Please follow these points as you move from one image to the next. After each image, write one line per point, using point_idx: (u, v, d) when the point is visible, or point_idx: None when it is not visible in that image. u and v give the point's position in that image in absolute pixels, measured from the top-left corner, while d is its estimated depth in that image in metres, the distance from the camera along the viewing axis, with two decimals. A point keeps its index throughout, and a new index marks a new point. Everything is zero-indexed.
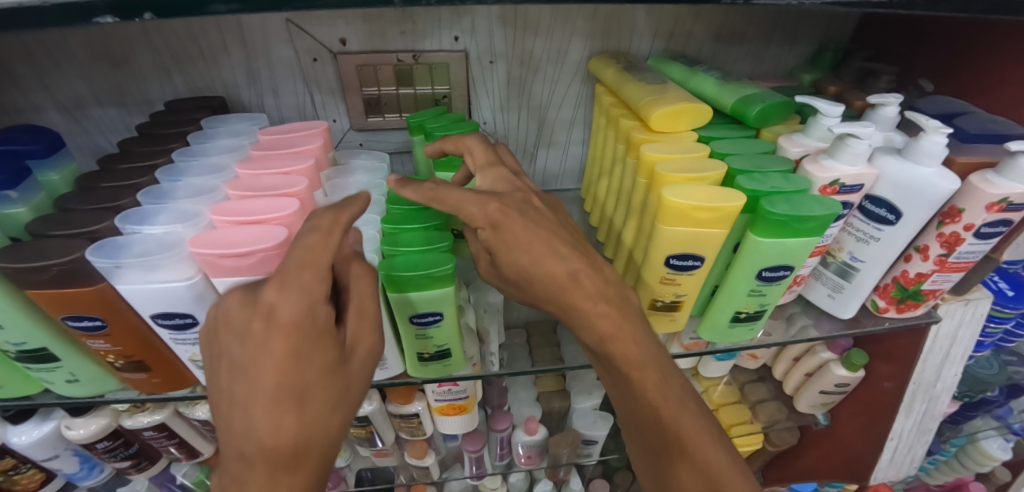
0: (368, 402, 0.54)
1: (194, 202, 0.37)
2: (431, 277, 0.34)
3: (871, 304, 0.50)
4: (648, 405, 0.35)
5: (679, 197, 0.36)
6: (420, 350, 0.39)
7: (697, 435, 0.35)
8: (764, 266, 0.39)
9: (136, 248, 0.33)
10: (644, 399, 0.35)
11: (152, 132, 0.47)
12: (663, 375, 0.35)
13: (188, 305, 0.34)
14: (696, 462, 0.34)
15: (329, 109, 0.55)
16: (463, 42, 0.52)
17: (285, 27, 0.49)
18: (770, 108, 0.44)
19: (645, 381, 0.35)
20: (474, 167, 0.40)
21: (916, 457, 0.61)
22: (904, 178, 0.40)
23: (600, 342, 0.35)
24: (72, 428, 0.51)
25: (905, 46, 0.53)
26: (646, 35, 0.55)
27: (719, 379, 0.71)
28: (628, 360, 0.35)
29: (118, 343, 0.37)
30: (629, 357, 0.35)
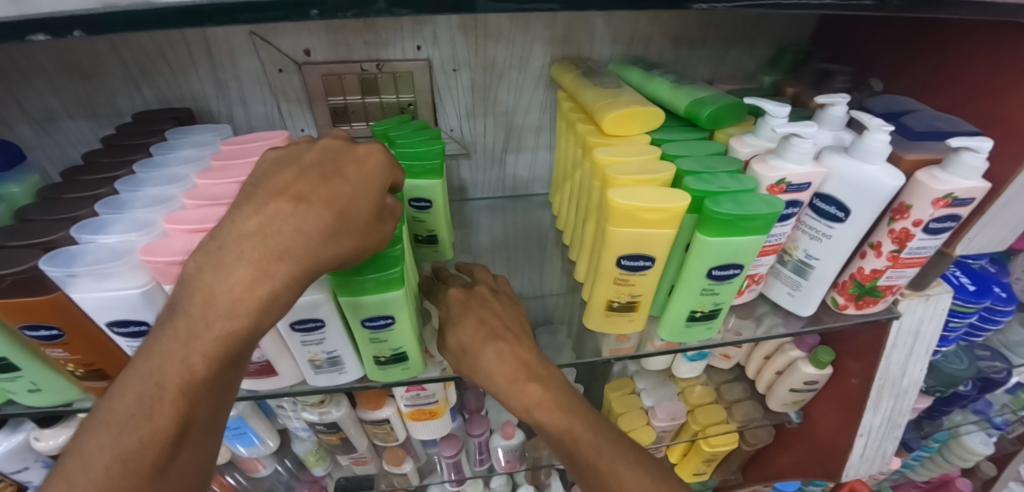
0: (337, 407, 0.55)
1: (150, 212, 0.38)
2: (380, 280, 0.34)
3: (832, 301, 0.51)
4: (580, 459, 0.37)
5: (624, 198, 0.37)
6: (376, 353, 0.39)
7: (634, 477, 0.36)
8: (713, 265, 0.39)
9: (89, 257, 0.34)
10: (575, 454, 0.37)
11: (119, 144, 0.47)
12: (580, 424, 0.38)
13: (141, 312, 0.35)
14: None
15: (297, 119, 0.56)
16: (426, 50, 0.53)
17: (250, 40, 0.50)
18: (721, 110, 0.45)
19: (567, 439, 0.37)
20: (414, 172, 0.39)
21: (887, 453, 0.61)
22: (850, 175, 0.40)
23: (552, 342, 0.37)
24: (41, 439, 0.50)
25: (860, 47, 0.54)
26: (607, 41, 0.56)
27: (695, 379, 0.72)
28: (547, 412, 0.38)
29: (76, 351, 0.37)
30: (550, 411, 0.38)
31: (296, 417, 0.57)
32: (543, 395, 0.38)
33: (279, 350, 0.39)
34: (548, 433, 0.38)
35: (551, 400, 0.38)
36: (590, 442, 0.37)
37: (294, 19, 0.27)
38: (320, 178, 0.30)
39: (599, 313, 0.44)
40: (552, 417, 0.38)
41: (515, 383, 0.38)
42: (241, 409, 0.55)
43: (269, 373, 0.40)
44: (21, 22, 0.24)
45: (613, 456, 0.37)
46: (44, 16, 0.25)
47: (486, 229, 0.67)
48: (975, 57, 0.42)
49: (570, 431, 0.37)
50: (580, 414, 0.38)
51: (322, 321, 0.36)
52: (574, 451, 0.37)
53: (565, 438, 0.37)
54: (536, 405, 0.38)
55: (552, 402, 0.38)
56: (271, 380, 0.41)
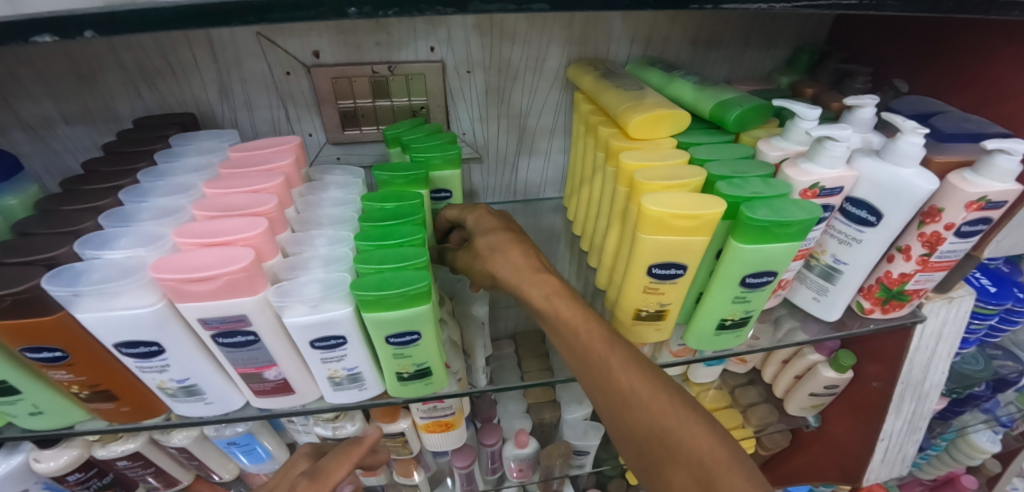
0: (352, 422, 0.52)
1: (158, 225, 0.36)
2: (407, 296, 0.32)
3: (857, 305, 0.50)
4: (614, 386, 0.35)
5: (658, 205, 0.35)
6: (399, 369, 0.37)
7: (674, 415, 0.34)
8: (747, 273, 0.38)
9: (95, 274, 0.32)
10: (609, 381, 0.35)
11: (120, 151, 0.45)
12: (621, 353, 0.36)
13: (154, 332, 0.33)
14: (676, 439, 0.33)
15: (304, 123, 0.54)
16: (440, 52, 0.51)
17: (256, 41, 0.48)
18: (748, 112, 0.44)
19: (604, 367, 0.35)
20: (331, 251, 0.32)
21: (907, 456, 0.61)
22: (884, 179, 0.39)
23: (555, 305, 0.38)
24: (42, 461, 0.48)
25: (879, 48, 0.53)
26: (624, 41, 0.54)
27: (710, 385, 0.70)
28: (593, 339, 0.37)
29: (81, 373, 0.35)
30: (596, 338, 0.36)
31: (307, 432, 0.54)
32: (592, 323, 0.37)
33: (297, 367, 0.37)
34: (583, 361, 0.37)
35: (599, 327, 0.37)
36: (632, 373, 0.35)
37: (330, 18, 0.25)
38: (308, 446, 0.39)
39: (625, 321, 0.43)
40: (598, 343, 0.36)
41: (563, 309, 0.38)
42: (251, 425, 0.53)
43: (286, 391, 0.39)
44: (27, 22, 0.22)
45: (653, 391, 0.34)
46: (51, 15, 0.23)
47: None
48: (1000, 58, 0.42)
49: (612, 358, 0.36)
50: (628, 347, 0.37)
51: (343, 338, 0.34)
52: (611, 381, 0.35)
53: (602, 366, 0.36)
54: (582, 327, 0.37)
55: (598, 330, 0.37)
56: (287, 398, 0.39)
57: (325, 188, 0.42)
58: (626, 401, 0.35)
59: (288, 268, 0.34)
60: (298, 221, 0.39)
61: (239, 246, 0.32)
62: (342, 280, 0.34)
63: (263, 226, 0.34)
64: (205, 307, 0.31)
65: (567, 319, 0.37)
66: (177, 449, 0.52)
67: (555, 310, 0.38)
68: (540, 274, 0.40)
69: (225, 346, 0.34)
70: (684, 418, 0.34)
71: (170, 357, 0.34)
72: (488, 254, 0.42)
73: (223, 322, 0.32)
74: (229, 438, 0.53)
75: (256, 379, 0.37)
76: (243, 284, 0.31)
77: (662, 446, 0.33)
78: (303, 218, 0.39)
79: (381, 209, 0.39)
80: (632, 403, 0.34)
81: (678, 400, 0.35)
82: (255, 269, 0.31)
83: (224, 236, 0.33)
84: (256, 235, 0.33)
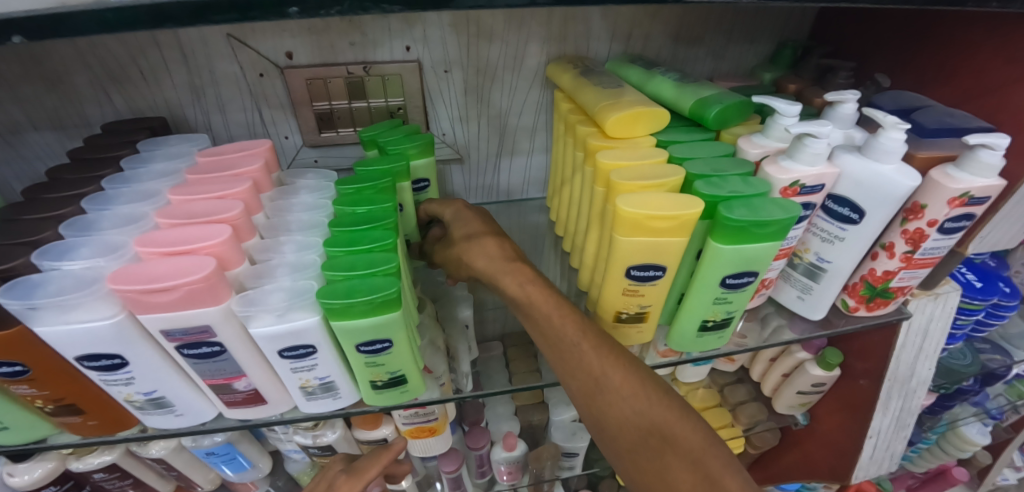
0: (332, 430, 0.51)
1: (121, 233, 0.35)
2: (375, 303, 0.31)
3: (842, 303, 0.49)
4: (587, 370, 0.35)
5: (634, 206, 0.35)
6: (373, 377, 0.36)
7: (659, 406, 0.34)
8: (726, 273, 0.38)
9: (52, 287, 0.31)
10: (582, 366, 0.35)
11: (87, 157, 0.44)
12: (602, 346, 0.36)
13: (115, 344, 0.32)
14: (652, 422, 0.33)
15: (280, 126, 0.53)
16: (416, 51, 0.50)
17: (227, 43, 0.47)
18: (728, 109, 0.43)
19: (589, 362, 0.35)
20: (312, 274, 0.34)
21: (896, 453, 0.61)
22: (865, 176, 0.39)
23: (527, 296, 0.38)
24: (15, 475, 0.47)
25: (862, 42, 0.52)
26: (604, 38, 0.53)
27: (698, 383, 0.70)
28: (571, 330, 0.36)
29: (44, 387, 0.34)
30: (578, 331, 0.36)
31: (288, 440, 0.53)
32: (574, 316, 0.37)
33: (268, 378, 0.36)
34: (562, 355, 0.36)
35: (572, 313, 0.37)
36: (615, 366, 0.35)
37: (272, 19, 0.24)
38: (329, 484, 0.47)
39: (606, 324, 0.42)
40: (581, 335, 0.36)
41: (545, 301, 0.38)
42: (229, 434, 0.53)
43: (257, 402, 0.38)
44: None
45: (635, 384, 0.34)
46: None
47: None
48: (981, 50, 0.41)
49: (595, 352, 0.35)
50: (609, 341, 0.37)
51: (313, 347, 0.33)
52: (594, 376, 0.35)
53: (574, 351, 0.36)
54: (555, 314, 0.37)
55: (580, 321, 0.37)
56: (259, 409, 0.38)
57: (296, 193, 0.41)
58: (610, 397, 0.34)
59: (253, 276, 0.33)
60: (266, 227, 0.38)
61: (201, 255, 0.31)
62: (309, 287, 0.33)
63: (226, 234, 0.33)
64: (166, 318, 0.30)
65: (547, 313, 0.37)
66: (155, 460, 0.51)
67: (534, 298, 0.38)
68: (515, 276, 0.39)
69: (190, 357, 0.33)
70: (668, 409, 0.34)
71: (134, 369, 0.33)
72: (468, 252, 0.42)
73: (186, 334, 0.31)
74: (207, 449, 0.52)
75: (225, 390, 0.36)
76: (206, 294, 0.30)
77: (637, 430, 0.33)
78: (271, 224, 0.38)
79: (353, 214, 0.38)
80: (617, 397, 0.34)
81: (650, 383, 0.35)
82: (216, 278, 0.30)
83: (185, 244, 0.32)
84: (219, 243, 0.32)
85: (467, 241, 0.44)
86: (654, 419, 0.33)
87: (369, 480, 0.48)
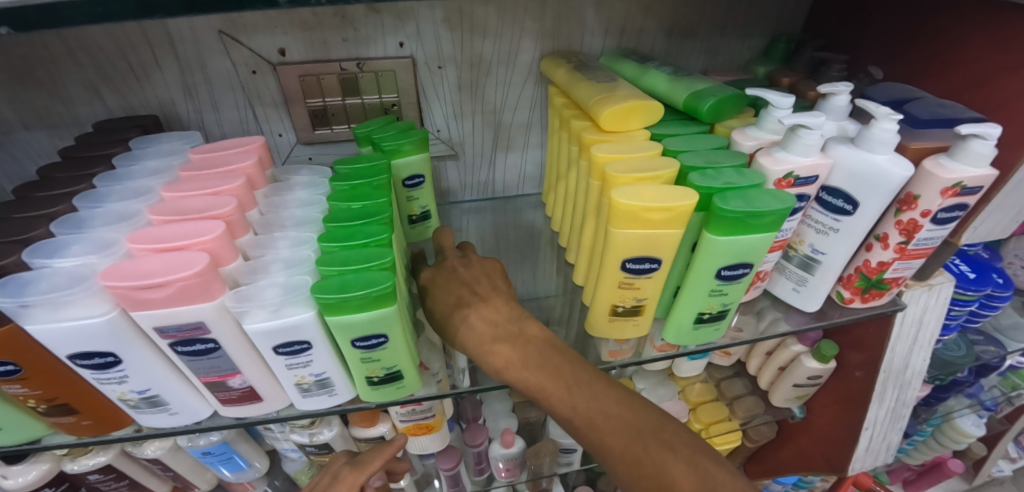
0: (329, 428, 0.50)
1: (113, 230, 0.35)
2: (371, 297, 0.31)
3: (837, 295, 0.50)
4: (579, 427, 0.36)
5: (629, 198, 0.35)
6: (369, 373, 0.36)
7: (659, 456, 0.33)
8: (722, 265, 0.38)
9: (44, 284, 0.30)
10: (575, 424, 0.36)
11: (78, 155, 0.44)
12: (592, 398, 0.36)
13: (108, 342, 0.31)
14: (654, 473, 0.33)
15: (274, 124, 0.53)
16: (409, 47, 0.50)
17: (219, 40, 0.47)
18: (722, 102, 0.43)
19: (585, 427, 0.35)
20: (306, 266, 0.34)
21: (892, 444, 0.61)
22: (859, 167, 0.39)
23: (504, 356, 0.38)
24: (8, 478, 0.46)
25: (855, 35, 0.53)
26: (597, 33, 0.53)
27: (695, 378, 0.71)
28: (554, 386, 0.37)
29: (36, 386, 0.34)
30: (567, 400, 0.36)
31: (285, 439, 0.53)
32: (560, 380, 0.37)
33: (263, 374, 0.36)
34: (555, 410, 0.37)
35: (550, 368, 0.37)
36: (607, 420, 0.35)
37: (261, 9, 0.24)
38: (331, 478, 0.49)
39: (602, 318, 0.42)
40: (570, 402, 0.36)
41: (531, 362, 0.38)
42: (225, 434, 0.52)
43: (253, 399, 0.37)
44: None
45: (631, 433, 0.34)
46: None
47: (476, 231, 0.64)
48: (972, 41, 0.41)
49: (590, 420, 0.35)
50: (603, 398, 0.36)
51: (308, 343, 0.33)
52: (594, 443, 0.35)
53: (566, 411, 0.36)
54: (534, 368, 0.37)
55: (568, 386, 0.36)
56: (255, 406, 0.38)
57: (290, 189, 0.41)
58: (614, 456, 0.34)
59: (248, 272, 0.33)
60: (260, 223, 0.38)
61: (194, 250, 0.31)
62: (303, 282, 0.33)
63: (220, 230, 0.32)
64: (159, 314, 0.30)
65: (534, 383, 0.37)
66: (151, 460, 0.50)
67: (514, 358, 0.38)
68: None
69: (185, 355, 0.33)
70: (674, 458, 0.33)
71: (127, 367, 0.33)
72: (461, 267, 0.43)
73: (180, 330, 0.31)
74: (203, 448, 0.51)
75: (220, 388, 0.36)
76: (199, 290, 0.30)
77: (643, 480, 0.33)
78: (266, 220, 0.38)
79: (347, 209, 0.38)
80: (619, 456, 0.34)
81: (649, 432, 0.34)
82: (209, 273, 0.30)
83: (178, 240, 0.31)
84: (212, 238, 0.32)
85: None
86: (662, 476, 0.33)
87: (372, 473, 0.49)
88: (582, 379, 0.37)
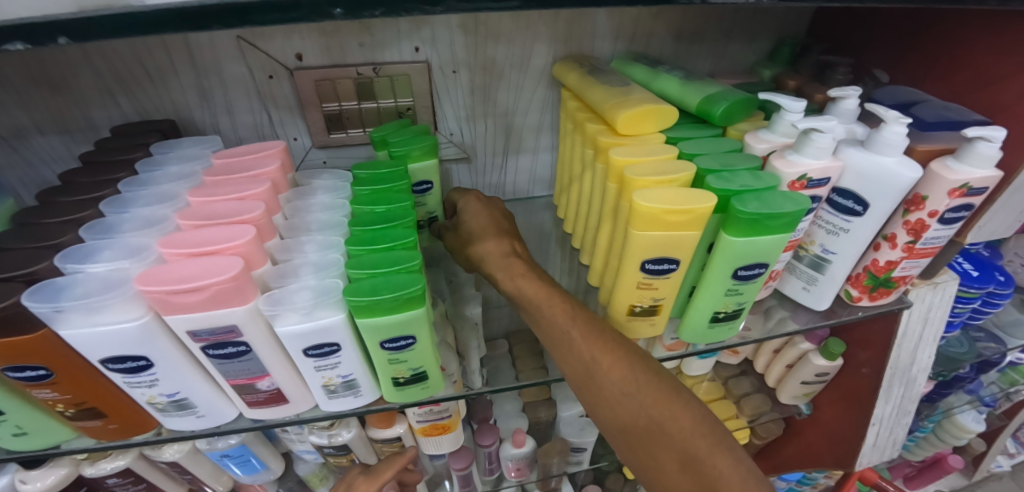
0: (347, 429, 0.51)
1: (142, 235, 0.35)
2: (401, 300, 0.32)
3: (845, 293, 0.51)
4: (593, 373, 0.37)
5: (649, 201, 0.35)
6: (394, 374, 0.37)
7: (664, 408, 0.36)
8: (738, 265, 0.39)
9: (78, 290, 0.31)
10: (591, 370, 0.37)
11: (98, 161, 0.44)
12: (613, 347, 0.38)
13: (142, 346, 0.32)
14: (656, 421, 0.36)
15: (289, 127, 0.54)
16: (424, 52, 0.51)
17: (236, 45, 0.47)
18: (734, 106, 0.44)
19: (603, 377, 0.37)
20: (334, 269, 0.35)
21: (898, 439, 0.62)
22: (869, 169, 0.40)
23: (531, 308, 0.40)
24: (27, 482, 0.47)
25: (859, 39, 0.54)
26: (608, 37, 0.54)
27: (702, 377, 0.71)
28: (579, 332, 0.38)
29: (66, 391, 0.34)
30: (588, 346, 0.37)
31: (302, 441, 0.53)
32: (587, 325, 0.38)
33: (290, 376, 0.36)
34: (575, 357, 0.38)
35: (578, 315, 0.39)
36: (622, 369, 0.37)
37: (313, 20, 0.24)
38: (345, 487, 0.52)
39: (620, 318, 0.43)
40: (596, 349, 0.37)
41: (558, 309, 0.39)
42: (243, 436, 0.53)
43: (279, 401, 0.38)
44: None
45: (640, 385, 0.37)
46: (25, 20, 0.22)
47: None
48: (975, 46, 0.43)
49: (608, 368, 0.37)
50: (622, 350, 0.38)
51: (337, 345, 0.34)
52: (605, 390, 0.37)
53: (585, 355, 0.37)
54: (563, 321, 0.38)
55: (596, 334, 0.38)
56: (281, 408, 0.39)
57: (312, 193, 0.42)
58: (625, 404, 0.36)
59: (278, 276, 0.33)
60: (286, 228, 0.38)
61: (226, 255, 0.32)
62: (333, 285, 0.33)
63: (250, 234, 0.33)
64: (193, 318, 0.31)
65: (560, 329, 0.38)
66: (169, 464, 0.51)
67: (543, 302, 0.39)
68: (510, 280, 0.42)
69: (216, 358, 0.33)
70: (682, 409, 0.36)
71: (158, 371, 0.34)
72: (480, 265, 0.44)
73: (213, 334, 0.32)
74: (221, 451, 0.52)
75: (248, 390, 0.36)
76: (233, 294, 0.30)
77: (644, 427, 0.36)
78: (291, 224, 0.38)
79: (371, 213, 0.39)
80: (631, 403, 0.36)
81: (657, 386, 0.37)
82: (243, 278, 0.30)
83: (210, 245, 0.32)
84: (244, 243, 0.32)
85: (483, 241, 0.45)
86: (668, 424, 0.36)
87: (384, 481, 0.52)
88: (601, 328, 0.39)
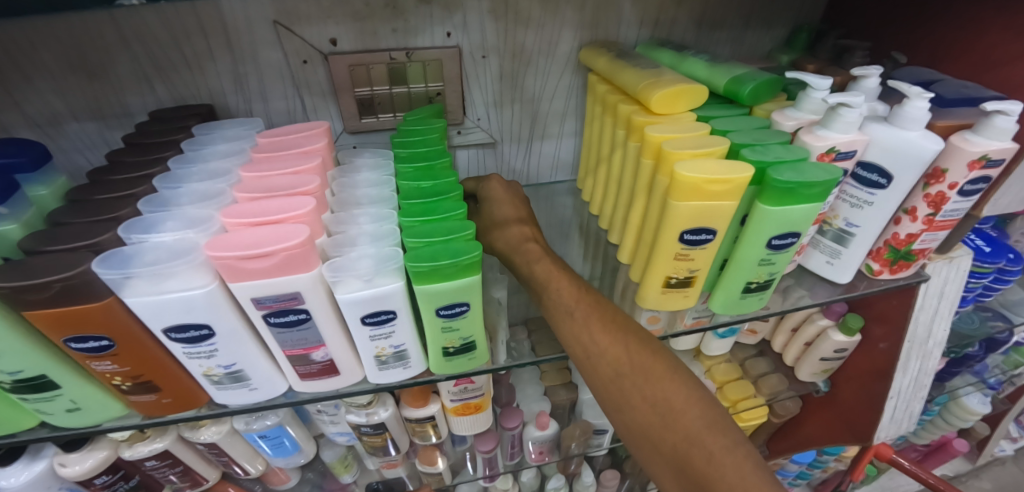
0: (385, 407, 0.52)
1: (200, 208, 0.36)
2: (459, 266, 0.33)
3: (866, 268, 0.53)
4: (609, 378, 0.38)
5: (691, 171, 0.37)
6: (445, 344, 0.38)
7: (677, 420, 0.35)
8: (773, 234, 0.40)
9: (147, 257, 0.32)
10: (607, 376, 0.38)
11: (141, 142, 0.44)
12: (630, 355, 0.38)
13: (206, 313, 0.33)
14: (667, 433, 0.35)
15: (320, 112, 0.55)
16: (456, 37, 0.52)
17: (273, 30, 0.48)
18: (760, 86, 0.46)
19: (615, 382, 0.38)
20: (389, 239, 0.36)
21: (913, 412, 0.65)
22: (894, 143, 0.42)
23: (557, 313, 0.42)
24: (66, 466, 0.46)
25: (874, 24, 0.56)
26: (633, 24, 0.56)
27: (720, 357, 0.73)
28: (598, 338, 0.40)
29: (126, 363, 0.35)
30: (606, 353, 0.39)
31: (337, 421, 0.54)
32: (607, 334, 0.39)
33: (344, 346, 0.37)
34: (594, 364, 0.39)
35: (602, 321, 0.40)
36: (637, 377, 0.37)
37: None
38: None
39: (655, 290, 0.45)
40: (612, 357, 0.38)
41: (581, 312, 0.41)
42: (280, 417, 0.54)
43: (331, 373, 0.39)
44: None
45: (654, 394, 0.36)
46: None
47: None
48: (990, 27, 0.45)
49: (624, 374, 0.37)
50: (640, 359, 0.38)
51: (394, 313, 0.35)
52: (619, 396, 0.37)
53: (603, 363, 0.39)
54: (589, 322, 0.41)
55: (613, 335, 0.39)
56: (331, 381, 0.40)
57: (357, 171, 0.43)
58: (636, 414, 0.36)
59: (336, 245, 0.35)
60: (336, 202, 0.39)
61: (290, 223, 0.33)
62: (391, 253, 0.34)
63: (311, 205, 0.34)
64: (259, 284, 0.31)
65: (579, 330, 0.41)
66: (206, 445, 0.51)
67: (570, 313, 0.41)
68: None
69: (276, 326, 0.34)
70: (695, 421, 0.34)
71: (218, 341, 0.34)
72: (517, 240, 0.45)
73: (277, 301, 0.33)
74: (258, 432, 0.53)
75: (302, 361, 0.37)
76: (301, 259, 0.31)
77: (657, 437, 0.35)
78: (341, 198, 0.39)
79: (418, 188, 0.40)
80: (640, 413, 0.36)
81: (673, 396, 0.36)
82: (310, 244, 0.31)
83: (274, 215, 0.33)
84: (306, 212, 0.34)
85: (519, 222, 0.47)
86: (678, 437, 0.34)
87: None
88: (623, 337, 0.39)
